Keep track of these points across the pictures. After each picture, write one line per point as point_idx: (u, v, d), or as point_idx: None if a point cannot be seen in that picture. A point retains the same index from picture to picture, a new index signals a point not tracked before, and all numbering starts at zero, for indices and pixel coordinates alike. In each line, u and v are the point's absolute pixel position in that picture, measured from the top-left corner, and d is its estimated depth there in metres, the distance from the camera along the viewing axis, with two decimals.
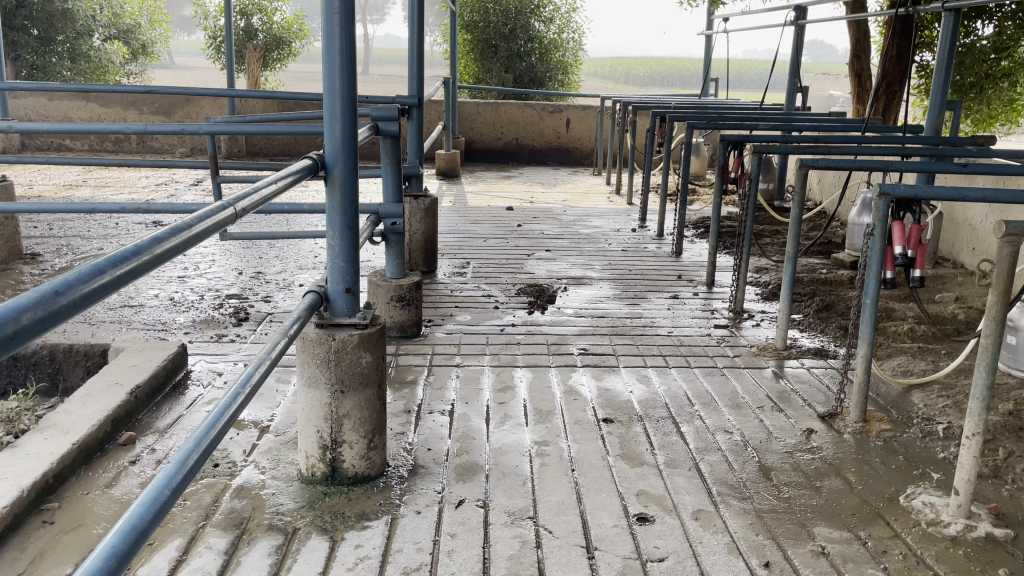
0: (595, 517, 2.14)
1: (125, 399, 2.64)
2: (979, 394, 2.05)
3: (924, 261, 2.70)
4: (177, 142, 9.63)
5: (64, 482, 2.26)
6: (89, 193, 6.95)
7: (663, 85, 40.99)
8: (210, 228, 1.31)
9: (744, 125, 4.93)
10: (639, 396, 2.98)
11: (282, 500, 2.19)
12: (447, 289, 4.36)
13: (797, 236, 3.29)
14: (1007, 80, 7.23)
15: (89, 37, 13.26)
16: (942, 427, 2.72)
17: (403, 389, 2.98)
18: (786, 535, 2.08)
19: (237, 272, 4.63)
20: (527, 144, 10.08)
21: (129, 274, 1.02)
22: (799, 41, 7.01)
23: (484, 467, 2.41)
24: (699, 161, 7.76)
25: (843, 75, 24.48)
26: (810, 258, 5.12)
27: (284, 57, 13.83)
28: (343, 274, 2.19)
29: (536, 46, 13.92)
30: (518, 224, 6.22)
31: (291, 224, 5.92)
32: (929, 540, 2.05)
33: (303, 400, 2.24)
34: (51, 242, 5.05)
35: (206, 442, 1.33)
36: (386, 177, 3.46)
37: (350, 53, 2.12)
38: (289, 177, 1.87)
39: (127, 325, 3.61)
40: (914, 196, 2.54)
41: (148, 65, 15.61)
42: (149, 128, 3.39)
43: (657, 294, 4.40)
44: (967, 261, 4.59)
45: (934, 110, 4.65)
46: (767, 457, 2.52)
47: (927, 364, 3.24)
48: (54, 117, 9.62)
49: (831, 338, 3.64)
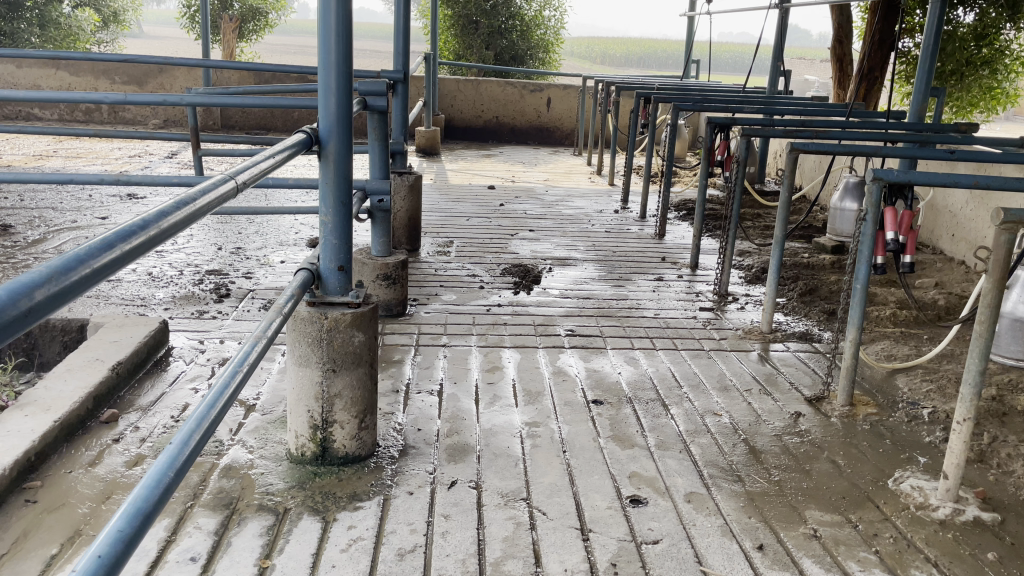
0: (588, 499, 2.14)
1: (107, 375, 2.58)
2: (971, 379, 2.07)
3: (914, 247, 2.71)
4: (150, 112, 9.44)
5: (46, 461, 2.20)
6: (60, 164, 6.77)
7: (640, 66, 40.94)
8: (214, 202, 1.27)
9: (730, 108, 4.91)
10: (628, 377, 2.98)
11: (272, 480, 2.16)
12: (431, 268, 4.32)
13: (786, 220, 3.30)
14: (987, 68, 7.29)
15: (59, 4, 12.89)
16: (927, 411, 2.75)
17: (391, 368, 2.96)
18: (778, 518, 2.09)
19: (217, 247, 4.55)
20: (507, 122, 10.02)
21: (139, 249, 0.98)
22: (784, 24, 6.99)
23: (475, 448, 2.39)
24: (681, 143, 7.74)
25: (819, 61, 24.72)
26: (791, 242, 5.16)
27: (260, 29, 13.58)
28: (335, 252, 2.14)
29: (517, 23, 13.80)
30: (500, 203, 6.18)
31: (269, 199, 5.82)
32: (917, 523, 2.08)
33: (293, 379, 2.20)
34: (23, 214, 4.93)
35: (206, 423, 1.29)
36: (373, 153, 3.40)
37: (346, 24, 2.07)
38: (284, 152, 1.82)
39: (104, 300, 3.54)
40: (907, 182, 2.54)
41: (120, 34, 15.18)
42: (127, 98, 3.26)
43: (642, 276, 4.39)
44: (947, 247, 4.64)
45: (918, 96, 4.67)
46: (756, 440, 2.53)
47: (910, 349, 3.28)
48: (23, 85, 9.38)
49: (815, 322, 3.67)
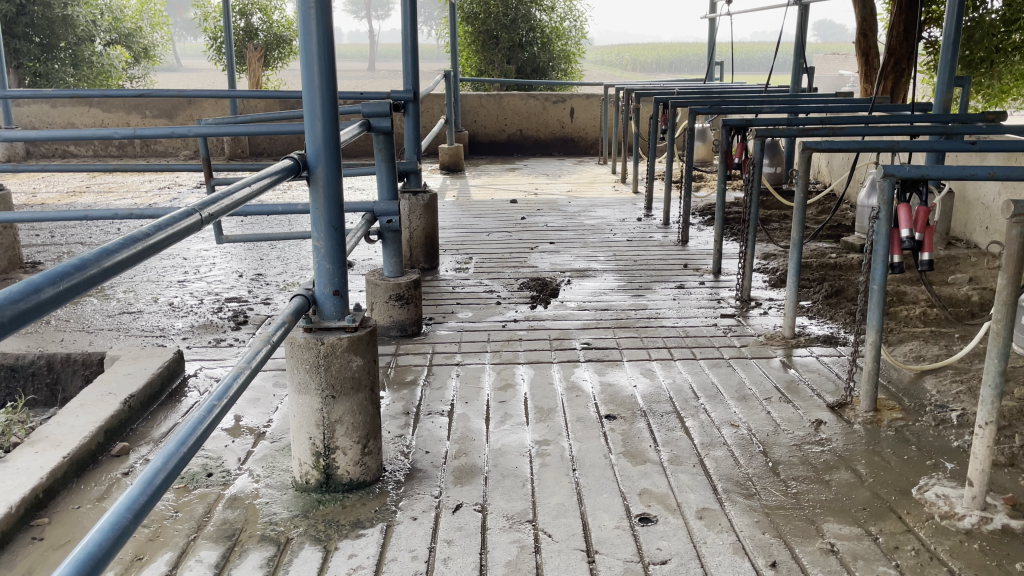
0: (596, 519, 2.08)
1: (119, 409, 2.60)
2: (992, 381, 1.97)
3: (933, 244, 2.61)
4: (181, 144, 9.67)
5: (56, 497, 2.22)
6: (92, 199, 6.93)
7: (670, 71, 40.73)
8: (170, 238, 1.27)
9: (748, 109, 4.79)
10: (642, 390, 2.91)
11: (276, 509, 2.14)
12: (448, 285, 4.31)
13: (803, 220, 3.20)
14: (1017, 54, 7.06)
15: (91, 43, 13.31)
16: (955, 415, 2.64)
17: (402, 391, 2.93)
18: (794, 533, 2.01)
19: (238, 274, 4.59)
20: (531, 135, 10.01)
21: (74, 289, 0.98)
22: (805, 21, 6.86)
23: (483, 469, 2.35)
24: (705, 148, 7.69)
25: (852, 55, 24.26)
26: (819, 241, 5.03)
27: (285, 56, 13.83)
28: (330, 277, 2.13)
29: (538, 36, 13.83)
30: (522, 216, 6.16)
31: (292, 224, 5.87)
32: (942, 534, 1.98)
33: (294, 407, 2.19)
34: (53, 250, 5.03)
35: (174, 460, 1.31)
36: (380, 174, 3.36)
37: (328, 50, 2.06)
38: (268, 178, 1.81)
39: (125, 332, 3.59)
40: (922, 178, 2.44)
41: (151, 69, 15.57)
42: (136, 132, 3.27)
43: (663, 285, 4.32)
44: (980, 241, 4.48)
45: (943, 87, 4.53)
46: (774, 451, 2.45)
47: (940, 349, 3.15)
48: (58, 124, 9.64)
49: (841, 325, 3.56)
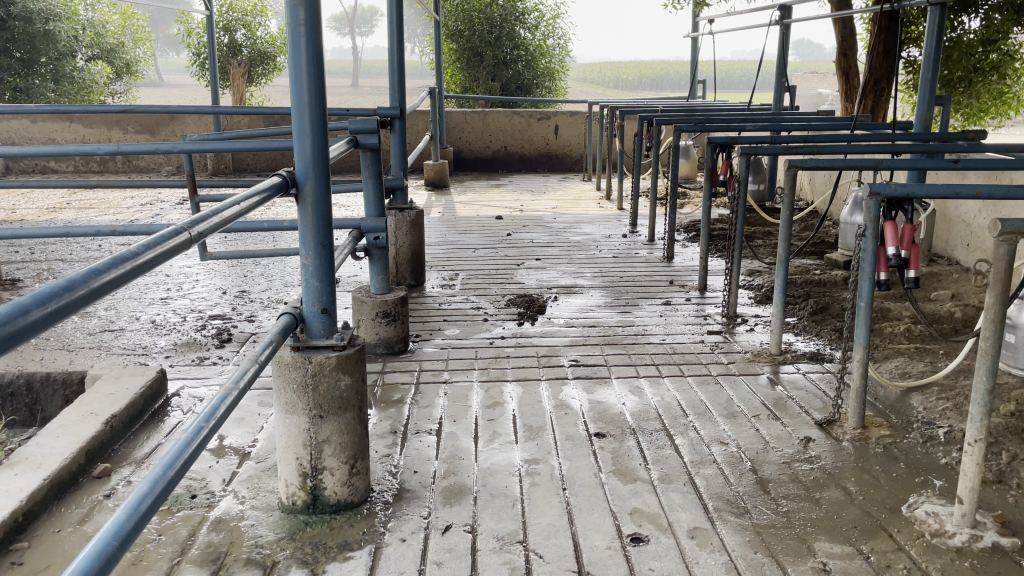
0: (587, 539, 2.06)
1: (100, 429, 2.55)
2: (981, 398, 1.98)
3: (919, 261, 2.63)
4: (163, 160, 9.61)
5: (35, 520, 2.17)
6: (73, 216, 6.86)
7: (652, 89, 41.16)
8: (160, 256, 1.25)
9: (732, 127, 4.82)
10: (631, 408, 2.90)
11: (262, 531, 2.10)
12: (435, 302, 4.29)
13: (789, 237, 3.21)
14: (996, 74, 7.22)
15: (73, 58, 13.25)
16: (943, 431, 2.65)
17: (389, 409, 2.90)
18: (786, 552, 2.00)
19: (222, 291, 4.55)
20: (516, 152, 10.04)
21: (63, 310, 0.96)
22: (787, 40, 6.93)
23: (472, 489, 2.33)
24: (689, 164, 7.75)
25: (832, 74, 24.58)
26: (803, 258, 5.07)
27: (269, 72, 13.86)
28: (318, 294, 2.11)
29: (522, 53, 13.93)
30: (507, 233, 6.17)
31: (276, 241, 5.83)
32: (933, 552, 1.98)
33: (280, 427, 2.16)
34: (32, 267, 4.97)
35: (161, 484, 1.28)
36: (367, 191, 3.34)
37: (318, 66, 2.04)
38: (257, 195, 1.79)
39: (106, 351, 3.54)
40: (908, 196, 2.46)
41: (134, 84, 15.50)
42: (119, 148, 3.23)
43: (649, 301, 4.33)
44: (962, 258, 4.53)
45: (924, 105, 4.58)
46: (764, 469, 2.44)
47: (926, 366, 3.16)
48: (38, 139, 9.56)
49: (827, 341, 3.57)
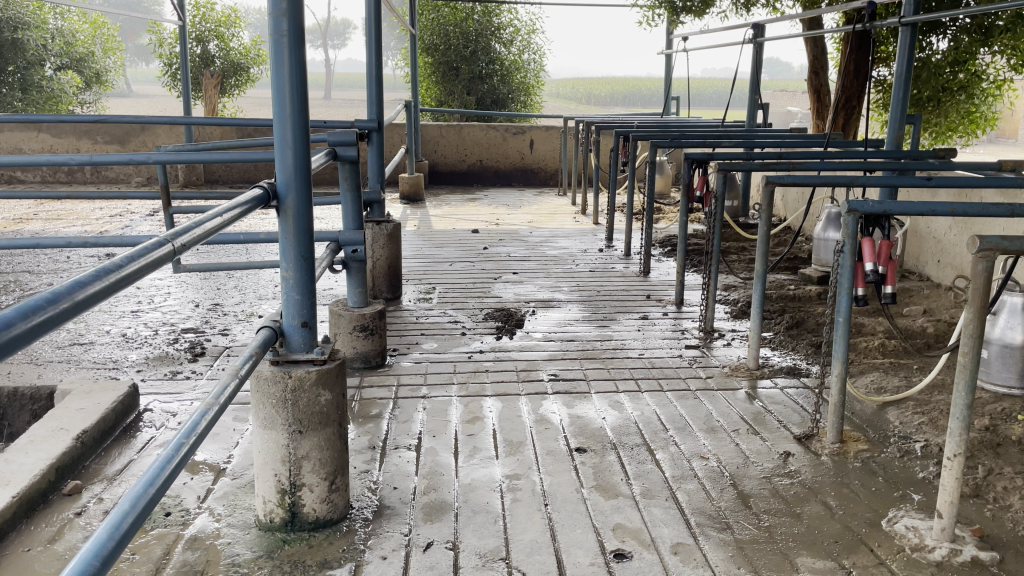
0: (571, 555, 2.05)
1: (71, 445, 2.49)
2: (959, 412, 2.00)
3: (895, 277, 2.67)
4: (132, 170, 9.49)
5: (3, 539, 2.11)
6: (40, 226, 6.73)
7: (625, 105, 41.56)
8: (143, 268, 1.22)
9: (708, 143, 4.87)
10: (612, 422, 2.89)
11: (238, 550, 2.06)
12: (412, 316, 4.26)
13: (766, 252, 3.23)
14: (963, 93, 7.38)
15: (41, 67, 13.09)
16: (919, 445, 2.67)
17: (367, 425, 2.86)
18: (769, 568, 2.00)
19: (194, 304, 4.48)
20: (491, 165, 10.04)
21: (47, 324, 0.93)
22: (761, 58, 7.03)
23: (453, 505, 2.30)
24: (664, 180, 7.81)
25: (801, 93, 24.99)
26: (777, 274, 5.12)
27: (242, 83, 13.84)
28: (298, 308, 2.09)
29: (497, 68, 13.98)
30: (484, 246, 6.16)
31: (250, 253, 5.77)
32: (914, 567, 1.99)
33: (258, 442, 2.12)
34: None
35: (141, 502, 1.24)
36: (345, 203, 3.31)
37: (300, 77, 2.02)
38: (239, 207, 1.76)
39: (75, 364, 3.46)
40: (884, 212, 2.48)
41: (103, 95, 15.32)
42: (91, 158, 3.17)
43: (627, 315, 4.33)
44: (933, 274, 4.60)
45: (895, 124, 4.65)
46: (744, 483, 2.44)
47: (900, 380, 3.20)
48: (4, 148, 9.40)
49: (803, 356, 3.60)
